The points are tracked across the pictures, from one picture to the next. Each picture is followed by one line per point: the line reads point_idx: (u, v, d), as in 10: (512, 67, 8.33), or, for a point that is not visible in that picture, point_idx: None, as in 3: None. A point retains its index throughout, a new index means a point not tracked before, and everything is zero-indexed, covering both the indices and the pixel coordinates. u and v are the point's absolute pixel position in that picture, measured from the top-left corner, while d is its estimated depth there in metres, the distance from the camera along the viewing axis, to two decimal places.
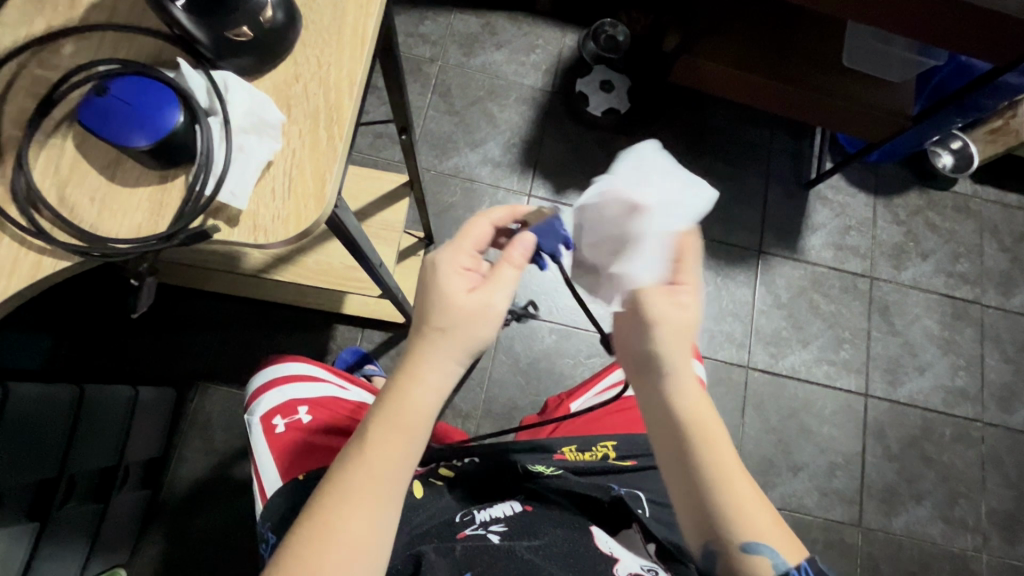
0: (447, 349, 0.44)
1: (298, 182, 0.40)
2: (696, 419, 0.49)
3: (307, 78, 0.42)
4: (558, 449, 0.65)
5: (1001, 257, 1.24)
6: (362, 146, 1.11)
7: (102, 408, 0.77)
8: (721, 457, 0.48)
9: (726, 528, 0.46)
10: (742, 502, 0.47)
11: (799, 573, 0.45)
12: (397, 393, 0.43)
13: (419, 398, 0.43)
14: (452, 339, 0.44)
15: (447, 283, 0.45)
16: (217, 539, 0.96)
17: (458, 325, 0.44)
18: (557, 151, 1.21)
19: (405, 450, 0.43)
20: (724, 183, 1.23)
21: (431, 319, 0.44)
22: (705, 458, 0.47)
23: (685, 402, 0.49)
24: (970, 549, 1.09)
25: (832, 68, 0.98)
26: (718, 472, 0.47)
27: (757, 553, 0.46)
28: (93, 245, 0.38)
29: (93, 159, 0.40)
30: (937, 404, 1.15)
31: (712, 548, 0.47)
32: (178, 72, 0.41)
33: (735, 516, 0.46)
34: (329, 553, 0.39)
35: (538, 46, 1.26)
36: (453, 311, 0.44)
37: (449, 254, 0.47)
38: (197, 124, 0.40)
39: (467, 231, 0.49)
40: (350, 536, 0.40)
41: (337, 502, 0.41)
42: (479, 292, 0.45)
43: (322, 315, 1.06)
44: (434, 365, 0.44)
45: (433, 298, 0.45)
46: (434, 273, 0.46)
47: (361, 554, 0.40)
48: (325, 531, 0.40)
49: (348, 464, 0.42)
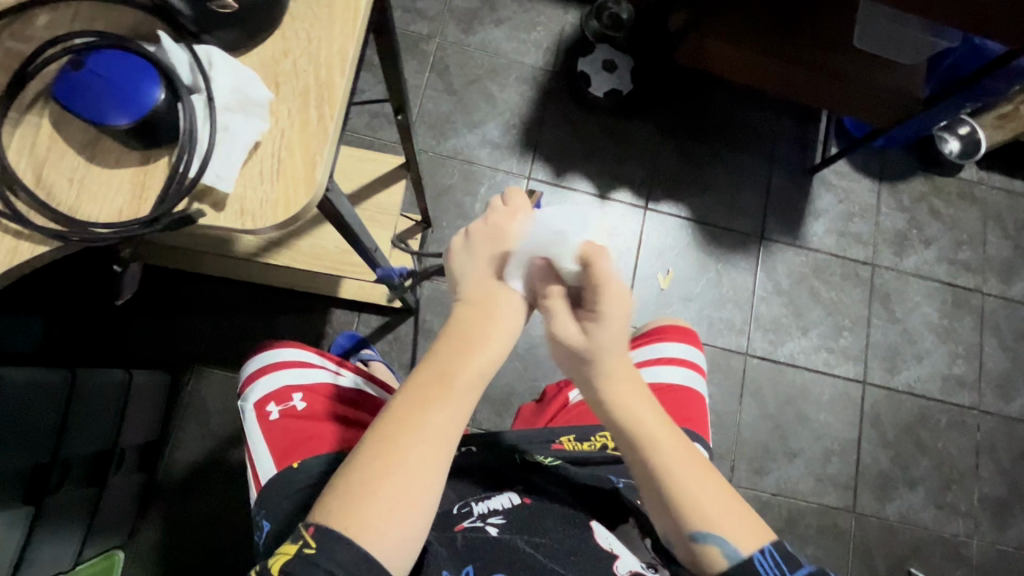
0: (526, 292, 0.48)
1: (288, 164, 0.39)
2: (632, 419, 0.48)
3: (296, 54, 0.40)
4: (556, 439, 0.64)
5: (1004, 244, 1.23)
6: (358, 125, 1.08)
7: (96, 392, 0.76)
8: (665, 453, 0.47)
9: (677, 518, 0.46)
10: (694, 491, 0.46)
11: (762, 556, 0.44)
12: (478, 326, 0.46)
13: (497, 332, 0.46)
14: (527, 282, 0.48)
15: (526, 237, 0.49)
16: (214, 522, 0.96)
17: (534, 273, 0.49)
18: (557, 133, 1.18)
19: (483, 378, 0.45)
20: (728, 167, 1.21)
21: (510, 266, 0.48)
22: (647, 455, 0.47)
23: (617, 394, 0.48)
24: (961, 535, 1.10)
25: (843, 48, 0.95)
26: (658, 466, 0.47)
27: (707, 542, 0.45)
28: (72, 229, 0.36)
29: (72, 139, 0.38)
30: (934, 392, 1.15)
31: (672, 538, 0.47)
32: (159, 46, 0.39)
33: (682, 507, 0.46)
34: (407, 464, 0.40)
35: (539, 24, 1.22)
36: (530, 262, 0.49)
37: (520, 215, 0.51)
38: (179, 101, 0.38)
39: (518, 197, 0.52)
40: (429, 452, 0.41)
41: (422, 423, 0.41)
42: (550, 249, 0.50)
43: (317, 299, 1.05)
44: (512, 307, 0.48)
45: (511, 250, 0.49)
46: (511, 228, 0.50)
47: (436, 470, 0.41)
48: (409, 444, 0.40)
49: (432, 388, 0.43)
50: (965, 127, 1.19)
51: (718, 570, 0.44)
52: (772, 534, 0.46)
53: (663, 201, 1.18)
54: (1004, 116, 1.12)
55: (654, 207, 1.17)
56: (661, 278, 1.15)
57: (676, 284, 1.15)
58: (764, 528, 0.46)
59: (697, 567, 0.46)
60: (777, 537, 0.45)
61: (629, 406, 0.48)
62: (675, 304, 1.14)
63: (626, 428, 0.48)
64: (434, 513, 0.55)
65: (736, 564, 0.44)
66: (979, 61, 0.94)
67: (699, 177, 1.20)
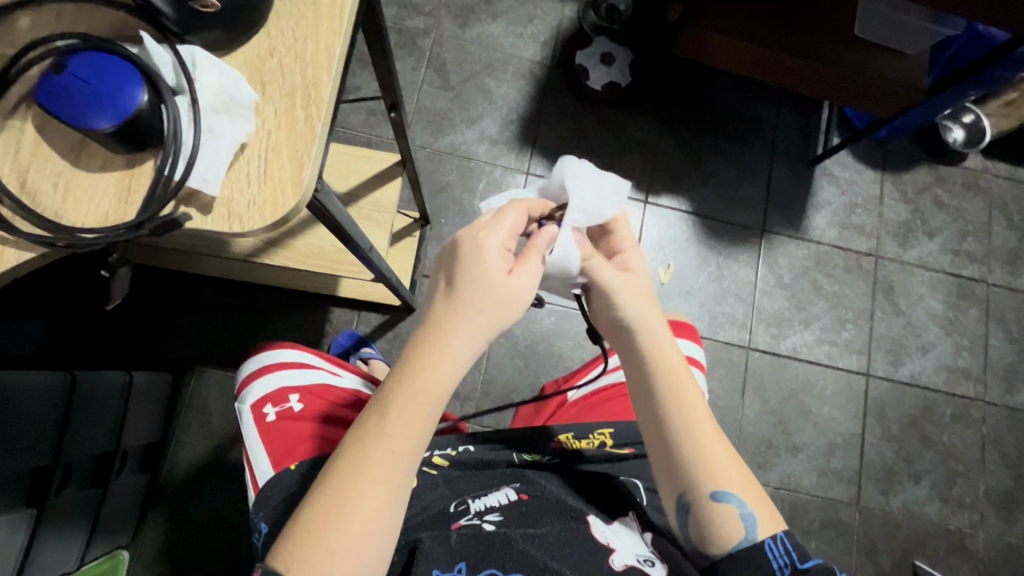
0: (477, 326, 0.43)
1: (275, 167, 0.38)
2: (668, 373, 0.50)
3: (282, 53, 0.40)
4: (554, 438, 0.63)
5: (1009, 235, 1.21)
6: (354, 123, 1.08)
7: (97, 395, 0.76)
8: (695, 414, 0.49)
9: (697, 482, 0.48)
10: (714, 461, 0.48)
11: (773, 543, 0.47)
12: (421, 364, 0.42)
13: (442, 372, 0.42)
14: (481, 315, 0.43)
15: (486, 261, 0.44)
16: (217, 522, 0.96)
17: (494, 303, 0.43)
18: (555, 128, 1.17)
19: (429, 424, 0.43)
20: (729, 160, 1.19)
21: (464, 298, 0.43)
22: (677, 414, 0.49)
23: (662, 343, 0.51)
24: (966, 527, 1.09)
25: (843, 38, 0.94)
26: (686, 430, 0.49)
27: (725, 504, 0.48)
28: (57, 235, 0.36)
29: (56, 143, 0.37)
30: (938, 384, 1.14)
31: (686, 502, 0.49)
32: (142, 48, 0.39)
33: (705, 472, 0.48)
34: (343, 524, 0.39)
35: (535, 17, 1.21)
36: (486, 293, 0.43)
37: (487, 234, 0.45)
38: (163, 103, 0.37)
39: (506, 213, 0.47)
40: (369, 510, 0.40)
41: (357, 472, 0.40)
42: (514, 280, 0.44)
43: (317, 298, 1.04)
44: (464, 341, 0.43)
45: (469, 275, 0.44)
46: (473, 253, 0.44)
47: (376, 530, 0.40)
48: (345, 494, 0.40)
49: (371, 432, 0.41)
50: (969, 116, 1.18)
51: (733, 537, 0.47)
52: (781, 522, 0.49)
53: (664, 195, 1.17)
54: (1009, 102, 1.10)
55: (654, 201, 1.16)
56: (662, 272, 1.14)
57: (677, 279, 1.14)
58: (778, 517, 0.49)
59: (707, 533, 0.48)
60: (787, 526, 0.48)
61: (664, 369, 0.50)
62: (676, 299, 1.13)
63: (663, 377, 0.50)
64: (431, 511, 0.55)
65: (750, 539, 0.47)
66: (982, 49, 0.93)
67: (700, 170, 1.18)
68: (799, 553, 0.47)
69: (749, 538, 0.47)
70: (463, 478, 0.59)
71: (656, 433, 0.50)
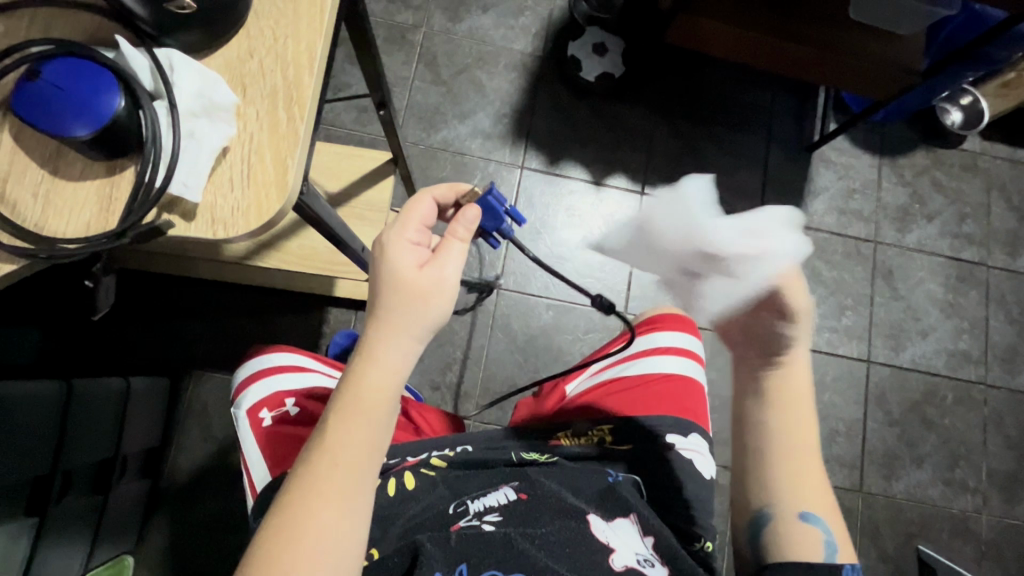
0: (403, 324, 0.42)
1: (258, 169, 0.38)
2: (784, 384, 0.50)
3: (262, 53, 0.39)
4: (552, 437, 0.66)
5: (1009, 216, 1.20)
6: (346, 121, 1.06)
7: (95, 402, 0.75)
8: (800, 429, 0.49)
9: (790, 494, 0.48)
10: (810, 478, 0.49)
11: (855, 565, 0.46)
12: (354, 372, 0.41)
13: (376, 376, 0.41)
14: (405, 312, 0.42)
15: (398, 256, 0.43)
16: (220, 525, 0.96)
17: (414, 297, 0.42)
18: (549, 120, 1.16)
19: (376, 429, 0.41)
20: (725, 148, 1.18)
21: (385, 298, 0.42)
22: (794, 429, 0.49)
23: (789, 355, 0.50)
24: (969, 510, 1.09)
25: (837, 21, 0.92)
26: (796, 442, 0.49)
27: (811, 525, 0.47)
28: (38, 246, 0.35)
29: (32, 151, 0.37)
30: (939, 367, 1.14)
31: (770, 515, 0.48)
32: (118, 51, 0.38)
33: (799, 487, 0.49)
34: (299, 544, 0.37)
35: (526, 9, 1.20)
36: (403, 287, 0.42)
37: (398, 231, 0.45)
38: (141, 109, 0.37)
39: (412, 207, 0.47)
40: (325, 527, 0.38)
41: (301, 492, 0.38)
42: (429, 269, 0.43)
43: (313, 298, 1.04)
44: (392, 342, 0.42)
45: (383, 276, 0.43)
46: (384, 252, 0.44)
47: (333, 546, 0.38)
48: (292, 517, 0.37)
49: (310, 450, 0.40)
50: (967, 98, 1.16)
51: (810, 557, 0.46)
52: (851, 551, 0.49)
53: (660, 185, 1.16)
54: (1006, 84, 1.09)
55: (650, 192, 1.16)
56: None
57: None
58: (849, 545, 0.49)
59: (786, 548, 0.47)
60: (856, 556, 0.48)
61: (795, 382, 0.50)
62: None
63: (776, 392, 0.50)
64: (431, 512, 0.55)
65: (829, 560, 0.46)
66: (977, 31, 0.93)
67: (696, 159, 1.17)
68: None
69: (830, 561, 0.46)
70: (461, 477, 0.59)
71: (755, 442, 0.50)
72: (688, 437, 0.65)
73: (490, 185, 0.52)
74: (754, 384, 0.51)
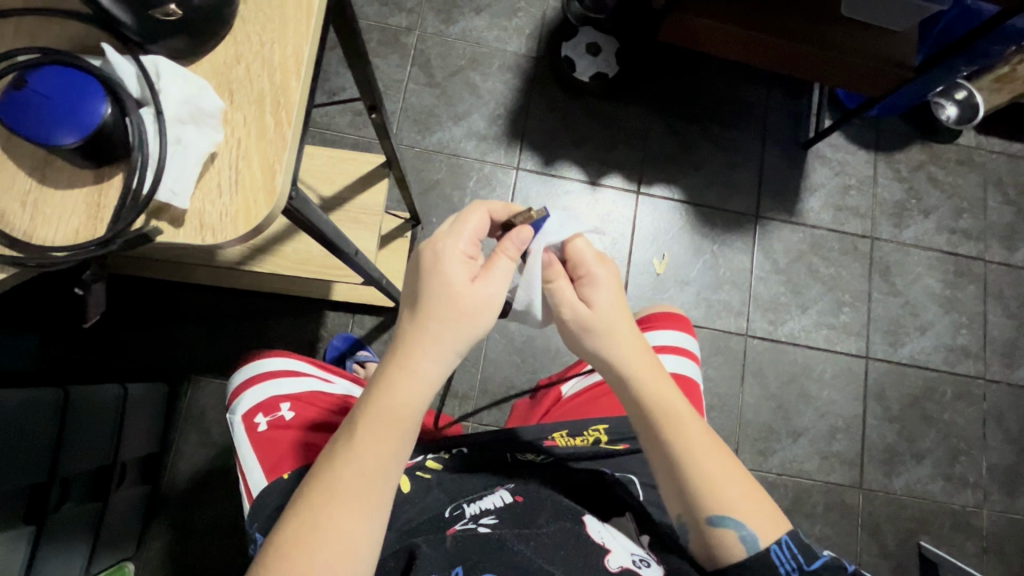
0: (444, 340, 0.42)
1: (246, 175, 0.38)
2: (659, 392, 0.49)
3: (249, 58, 0.40)
4: (547, 436, 0.63)
5: (1005, 210, 1.20)
6: (340, 125, 1.07)
7: (93, 409, 0.75)
8: (689, 429, 0.48)
9: (693, 502, 0.47)
10: (713, 476, 0.47)
11: (779, 549, 0.45)
12: (388, 382, 0.42)
13: (410, 389, 0.42)
14: (446, 328, 0.42)
15: (448, 270, 0.43)
16: (220, 530, 0.96)
17: (458, 314, 0.43)
18: (544, 121, 1.16)
19: (407, 442, 0.42)
20: (720, 146, 1.18)
21: (431, 311, 0.42)
22: (674, 438, 0.48)
23: (639, 361, 0.50)
24: (970, 505, 1.09)
25: (828, 18, 0.92)
26: (681, 449, 0.47)
27: (725, 527, 0.46)
28: (27, 254, 0.36)
29: (22, 161, 0.37)
30: (938, 363, 1.14)
31: (686, 522, 0.48)
32: (105, 59, 0.38)
33: (701, 493, 0.47)
34: (323, 548, 0.38)
35: (519, 10, 1.20)
36: (449, 303, 0.43)
37: (451, 241, 0.44)
38: (127, 116, 0.37)
39: (467, 217, 0.46)
40: (345, 532, 0.39)
41: (327, 495, 0.39)
42: (480, 288, 0.44)
43: (310, 303, 1.04)
44: (428, 356, 0.42)
45: (429, 289, 0.43)
46: (435, 262, 0.43)
47: (356, 552, 0.39)
48: (318, 520, 0.39)
49: (339, 454, 0.41)
50: (961, 92, 1.17)
51: (734, 557, 0.46)
52: (786, 522, 0.48)
53: (656, 184, 1.16)
54: (1001, 77, 1.09)
55: (646, 191, 1.15)
56: (657, 263, 1.13)
57: (672, 268, 1.13)
58: (779, 519, 0.47)
59: (710, 552, 0.47)
60: (790, 526, 0.47)
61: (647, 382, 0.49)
62: (671, 288, 1.12)
63: (652, 404, 0.49)
64: (427, 514, 0.55)
65: (753, 551, 0.45)
66: (971, 24, 0.93)
67: (691, 158, 1.17)
68: (805, 554, 0.46)
69: (753, 552, 0.45)
70: (457, 480, 0.59)
71: (652, 456, 0.49)
72: None
73: (546, 208, 0.50)
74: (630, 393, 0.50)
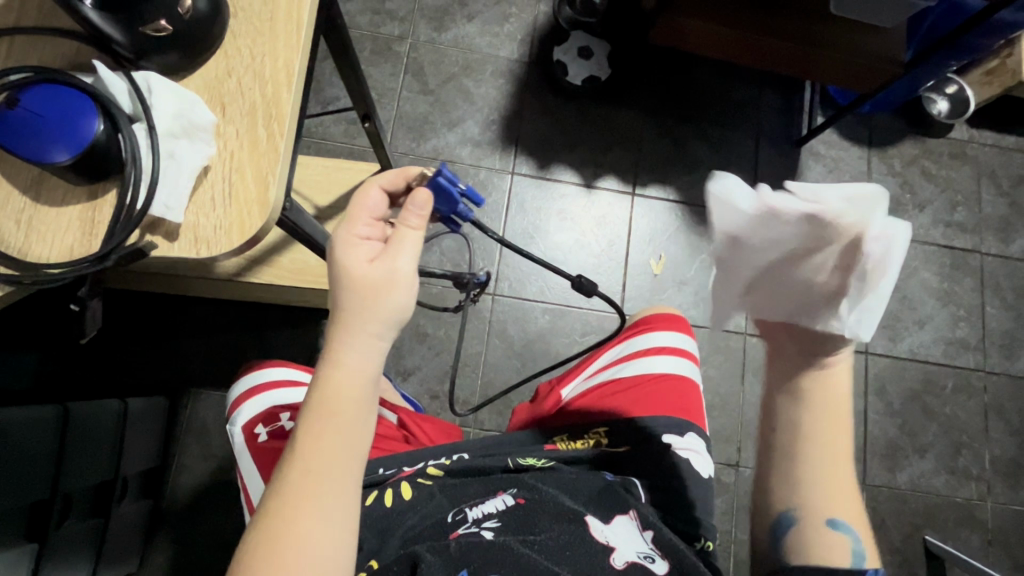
0: (360, 323, 0.42)
1: (239, 188, 0.38)
2: (833, 397, 0.48)
3: (240, 72, 0.40)
4: (550, 438, 0.66)
5: (999, 202, 1.21)
6: (335, 134, 1.07)
7: (93, 424, 0.75)
8: (843, 439, 0.48)
9: (819, 502, 0.47)
10: (842, 486, 0.48)
11: (877, 574, 0.46)
12: (318, 378, 0.41)
13: (339, 380, 0.41)
14: (360, 311, 0.42)
15: (348, 254, 0.43)
16: (222, 543, 0.96)
17: (366, 292, 0.42)
18: (538, 125, 1.17)
19: (344, 433, 0.40)
20: (713, 145, 1.19)
21: (341, 297, 0.42)
22: (831, 440, 0.47)
23: (830, 367, 0.48)
24: (974, 498, 1.09)
25: (817, 16, 0.93)
26: (833, 451, 0.47)
27: (838, 533, 0.47)
28: (23, 272, 0.36)
29: (16, 180, 0.37)
30: (937, 356, 1.14)
31: (795, 519, 0.47)
32: (97, 76, 0.39)
33: (828, 495, 0.47)
34: (286, 555, 0.37)
35: (510, 16, 1.20)
36: (356, 285, 0.42)
37: (347, 228, 0.45)
38: (120, 132, 0.37)
39: (359, 203, 0.47)
40: (303, 539, 0.38)
41: (282, 503, 0.38)
42: (382, 263, 0.43)
43: (309, 312, 1.04)
44: (349, 342, 0.41)
45: (335, 277, 0.43)
46: (334, 252, 0.44)
47: (320, 549, 0.38)
48: (278, 529, 0.38)
49: (284, 461, 0.40)
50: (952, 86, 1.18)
51: (837, 565, 0.46)
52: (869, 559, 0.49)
53: (651, 185, 1.16)
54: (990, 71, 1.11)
55: (641, 192, 1.16)
56: (654, 263, 1.13)
57: (670, 268, 1.13)
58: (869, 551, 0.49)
59: (813, 553, 0.46)
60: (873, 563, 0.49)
61: (834, 381, 0.48)
62: (669, 288, 1.13)
63: (832, 401, 0.48)
64: (428, 522, 0.54)
65: (857, 565, 0.45)
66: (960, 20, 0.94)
67: (685, 158, 1.18)
68: None
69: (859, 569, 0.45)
70: (458, 485, 0.59)
71: (786, 447, 0.48)
72: (684, 437, 0.65)
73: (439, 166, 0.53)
74: (791, 386, 0.48)
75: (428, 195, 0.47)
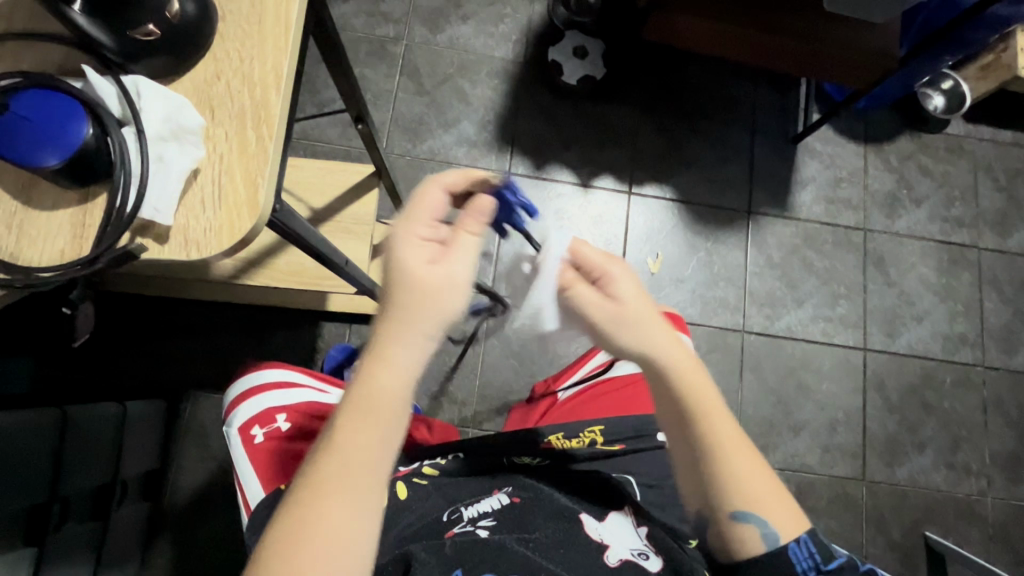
0: (415, 328, 0.39)
1: (229, 191, 0.39)
2: (689, 388, 0.46)
3: (229, 75, 0.40)
4: (544, 439, 0.63)
5: (997, 197, 1.21)
6: (331, 136, 1.07)
7: (90, 428, 0.75)
8: (718, 426, 0.46)
9: (718, 500, 0.46)
10: (739, 473, 0.46)
11: (797, 548, 0.45)
12: (363, 378, 0.39)
13: (384, 384, 0.39)
14: (416, 316, 0.39)
15: (410, 255, 0.40)
16: (223, 545, 0.96)
17: (424, 298, 0.39)
18: (533, 124, 1.17)
19: (384, 438, 0.39)
20: (708, 143, 1.19)
21: (394, 299, 0.39)
22: (705, 440, 0.45)
23: (685, 360, 0.46)
24: (974, 494, 1.09)
25: (811, 12, 0.92)
26: (712, 448, 0.45)
27: (747, 524, 0.45)
28: (13, 275, 0.36)
29: (7, 184, 0.38)
30: (936, 352, 1.14)
31: (706, 517, 0.47)
32: (86, 80, 0.39)
33: (725, 490, 0.45)
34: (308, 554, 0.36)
35: (505, 16, 1.21)
36: (414, 288, 0.39)
37: (408, 223, 0.42)
38: (108, 135, 0.38)
39: (424, 196, 0.43)
40: (329, 542, 0.37)
41: (310, 500, 0.37)
42: (441, 267, 0.40)
43: (306, 314, 1.04)
44: (400, 346, 0.39)
45: (392, 276, 0.40)
46: (391, 248, 0.40)
47: (344, 551, 0.37)
48: (303, 525, 0.37)
49: (318, 457, 0.38)
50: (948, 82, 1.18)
51: (751, 553, 0.45)
52: (807, 521, 0.47)
53: (647, 184, 1.16)
54: (986, 66, 1.13)
55: (637, 190, 1.16)
56: (651, 262, 1.13)
57: (667, 266, 1.14)
58: (800, 518, 0.47)
59: (727, 545, 0.46)
60: (810, 525, 0.47)
61: (690, 378, 0.46)
62: (666, 286, 1.13)
63: (688, 399, 0.46)
64: (425, 521, 0.55)
65: (772, 548, 0.45)
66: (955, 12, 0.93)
67: (681, 156, 1.18)
68: (823, 553, 0.46)
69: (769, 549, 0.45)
70: (454, 484, 0.59)
71: (679, 454, 0.48)
72: None
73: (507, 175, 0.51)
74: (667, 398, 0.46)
75: (494, 204, 0.44)
